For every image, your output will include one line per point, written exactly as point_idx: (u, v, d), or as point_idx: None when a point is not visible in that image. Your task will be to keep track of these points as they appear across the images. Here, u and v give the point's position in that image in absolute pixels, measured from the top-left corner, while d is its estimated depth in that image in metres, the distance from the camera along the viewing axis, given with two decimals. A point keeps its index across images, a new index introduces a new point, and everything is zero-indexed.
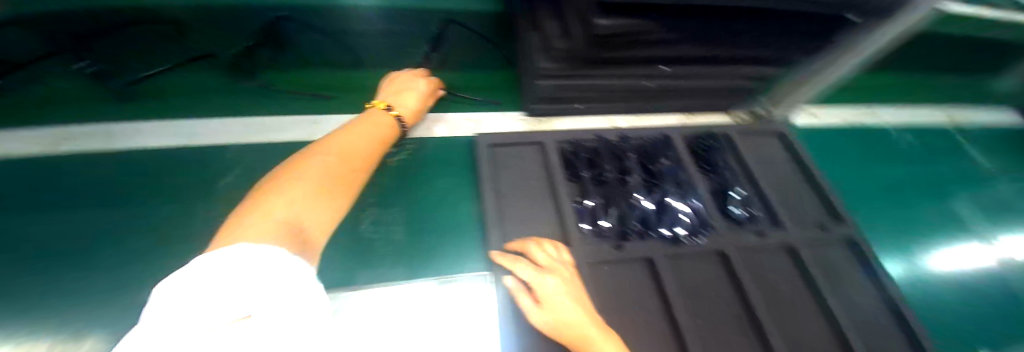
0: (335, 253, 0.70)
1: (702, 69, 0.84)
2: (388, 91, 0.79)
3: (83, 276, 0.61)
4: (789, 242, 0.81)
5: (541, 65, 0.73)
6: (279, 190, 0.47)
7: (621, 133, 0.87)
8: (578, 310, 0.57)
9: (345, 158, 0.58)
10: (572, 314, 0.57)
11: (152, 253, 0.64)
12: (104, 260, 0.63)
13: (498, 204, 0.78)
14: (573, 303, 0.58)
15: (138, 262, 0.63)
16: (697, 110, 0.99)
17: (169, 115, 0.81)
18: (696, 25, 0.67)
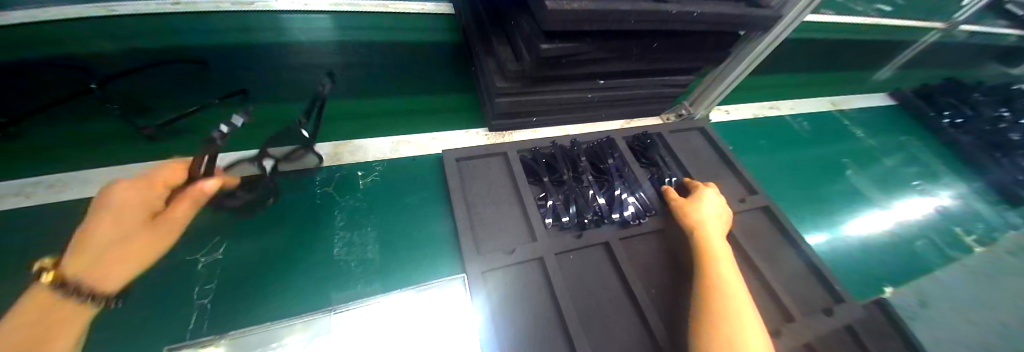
0: (309, 280, 0.71)
1: (634, 80, 1.00)
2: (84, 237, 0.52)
3: None
4: None
5: (498, 84, 0.85)
6: None
7: (573, 139, 0.99)
8: (738, 283, 0.69)
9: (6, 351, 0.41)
10: (738, 285, 0.68)
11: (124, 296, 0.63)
12: None
13: (470, 211, 0.85)
14: (733, 277, 0.69)
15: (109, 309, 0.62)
16: (634, 117, 1.16)
17: (131, 159, 0.81)
18: (620, 44, 0.83)
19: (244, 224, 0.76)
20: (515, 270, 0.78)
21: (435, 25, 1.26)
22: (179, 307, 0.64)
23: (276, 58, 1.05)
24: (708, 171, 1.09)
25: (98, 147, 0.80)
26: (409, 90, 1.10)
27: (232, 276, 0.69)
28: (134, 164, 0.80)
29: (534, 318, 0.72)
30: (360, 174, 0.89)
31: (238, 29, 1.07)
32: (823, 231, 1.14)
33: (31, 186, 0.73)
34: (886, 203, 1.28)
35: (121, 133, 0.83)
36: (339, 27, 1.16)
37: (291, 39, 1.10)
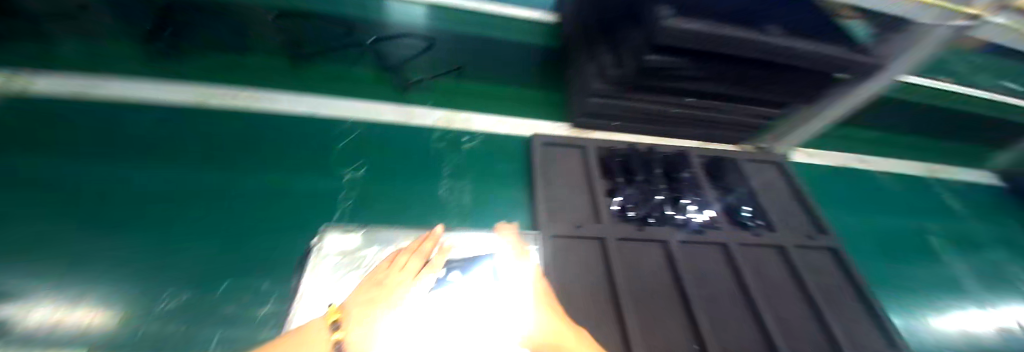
0: (414, 210, 0.91)
1: (719, 103, 1.05)
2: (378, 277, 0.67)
3: (243, 231, 0.81)
4: (782, 245, 0.97)
5: (595, 86, 1.00)
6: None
7: (651, 146, 1.08)
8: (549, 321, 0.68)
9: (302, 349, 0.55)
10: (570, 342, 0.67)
11: (293, 220, 0.85)
12: (257, 223, 0.83)
13: (546, 188, 0.98)
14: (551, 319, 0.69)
15: (282, 232, 0.82)
16: (712, 140, 1.20)
17: (310, 94, 1.13)
18: (717, 66, 0.91)
19: (384, 158, 1.01)
20: (577, 244, 0.88)
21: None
22: (332, 207, 0.88)
23: None
24: (779, 205, 1.08)
25: (291, 76, 1.13)
26: (508, 81, 1.30)
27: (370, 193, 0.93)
28: (313, 98, 1.12)
29: (586, 286, 0.81)
30: (463, 139, 1.10)
31: None
32: (905, 312, 1.04)
33: (257, 99, 1.09)
34: (991, 303, 1.13)
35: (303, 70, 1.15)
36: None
37: None
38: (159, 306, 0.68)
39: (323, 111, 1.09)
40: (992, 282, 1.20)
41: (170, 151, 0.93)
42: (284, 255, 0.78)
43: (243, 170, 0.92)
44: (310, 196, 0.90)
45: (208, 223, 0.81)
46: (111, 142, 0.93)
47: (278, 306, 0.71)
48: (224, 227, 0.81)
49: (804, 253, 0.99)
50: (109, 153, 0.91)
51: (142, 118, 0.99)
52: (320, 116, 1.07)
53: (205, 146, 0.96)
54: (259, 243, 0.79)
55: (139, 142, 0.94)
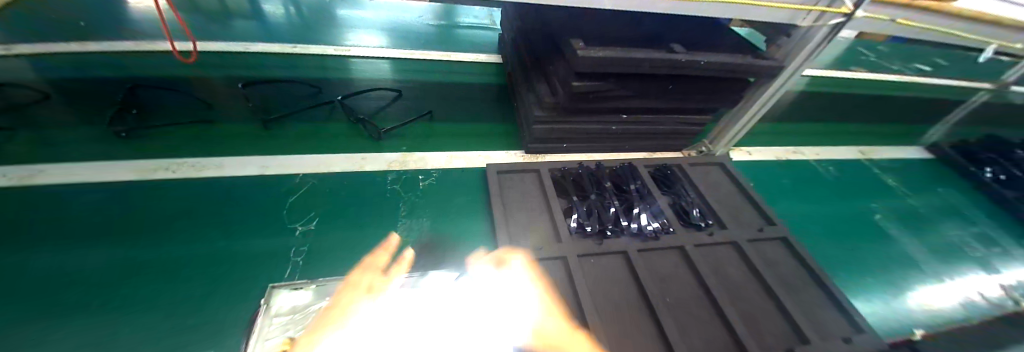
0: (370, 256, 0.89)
1: (652, 117, 1.14)
2: None
3: (187, 302, 0.77)
4: (735, 241, 1.01)
5: (536, 114, 1.06)
6: None
7: (599, 163, 1.14)
8: None
9: None
10: None
11: (241, 282, 0.81)
12: (202, 291, 0.79)
13: (505, 214, 1.00)
14: None
15: (231, 296, 0.79)
16: (657, 150, 1.27)
17: (258, 152, 1.12)
18: (638, 85, 1.01)
19: (339, 207, 1.00)
20: (540, 266, 0.89)
21: (471, 69, 1.60)
22: (283, 263, 0.85)
23: (367, 92, 1.40)
24: (728, 202, 1.14)
25: (239, 141, 1.14)
26: (461, 119, 1.35)
27: (322, 245, 0.90)
28: (262, 156, 1.11)
29: (551, 308, 0.80)
30: (420, 178, 1.12)
31: (343, 76, 1.46)
32: (859, 297, 1.08)
33: (201, 166, 1.06)
34: (936, 272, 1.20)
35: (256, 132, 1.18)
36: (395, 69, 1.54)
37: (378, 81, 1.46)
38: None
39: (271, 168, 1.08)
40: (934, 249, 1.29)
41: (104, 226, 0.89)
42: (230, 324, 0.74)
43: (187, 236, 0.89)
44: (261, 254, 0.87)
45: (147, 297, 0.77)
46: (38, 223, 0.87)
47: None
48: (164, 300, 0.77)
49: (757, 246, 1.03)
50: (33, 236, 0.85)
51: (70, 195, 0.94)
52: (268, 173, 1.06)
53: (145, 216, 0.92)
54: (205, 313, 0.76)
55: (70, 219, 0.89)
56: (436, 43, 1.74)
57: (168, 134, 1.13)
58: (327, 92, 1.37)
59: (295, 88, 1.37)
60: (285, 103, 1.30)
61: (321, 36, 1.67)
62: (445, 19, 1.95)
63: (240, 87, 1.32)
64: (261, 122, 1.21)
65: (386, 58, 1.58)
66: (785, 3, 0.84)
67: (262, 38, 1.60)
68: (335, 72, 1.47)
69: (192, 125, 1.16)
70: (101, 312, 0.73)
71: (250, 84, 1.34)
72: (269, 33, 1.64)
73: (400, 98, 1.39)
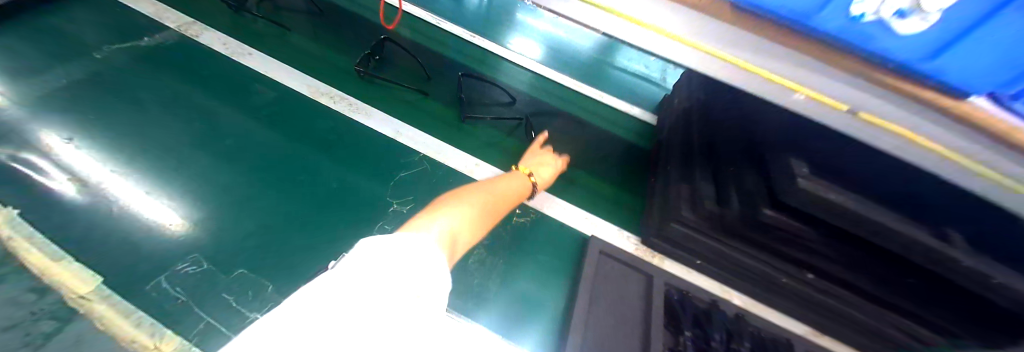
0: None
1: (848, 295, 0.80)
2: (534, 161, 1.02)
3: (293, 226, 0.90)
4: None
5: (684, 213, 0.84)
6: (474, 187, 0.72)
7: (740, 312, 0.84)
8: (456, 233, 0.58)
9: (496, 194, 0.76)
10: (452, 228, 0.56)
11: (332, 233, 0.90)
12: (305, 224, 0.90)
13: (590, 311, 0.79)
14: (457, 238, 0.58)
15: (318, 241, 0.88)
16: (825, 332, 0.89)
17: (399, 117, 1.20)
18: (855, 251, 0.72)
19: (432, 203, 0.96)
20: None
21: (619, 119, 1.39)
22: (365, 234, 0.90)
23: (513, 98, 1.35)
24: None
25: (391, 101, 1.24)
26: (591, 166, 1.18)
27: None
28: (400, 122, 1.18)
29: None
30: (518, 211, 0.99)
31: (501, 74, 1.45)
32: None
33: (352, 110, 1.18)
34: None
35: (404, 99, 1.25)
36: (550, 86, 1.46)
37: (528, 92, 1.40)
38: (182, 267, 0.78)
39: (404, 137, 1.13)
40: None
41: (278, 131, 1.09)
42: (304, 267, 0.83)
43: (319, 167, 1.02)
44: (357, 215, 0.94)
45: (267, 206, 0.92)
46: (245, 109, 1.12)
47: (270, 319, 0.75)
48: (270, 217, 0.90)
49: None
50: (242, 117, 1.10)
51: (271, 93, 1.18)
52: (399, 139, 1.12)
53: (304, 136, 1.09)
54: (301, 248, 0.86)
55: (260, 113, 1.13)
56: (592, 80, 1.55)
57: (346, 76, 1.30)
58: (476, 86, 1.37)
59: (455, 69, 1.41)
60: (439, 79, 1.36)
61: (492, 32, 1.66)
62: (611, 56, 1.72)
63: (414, 52, 1.43)
64: (413, 90, 1.29)
65: (541, 76, 1.49)
66: None
67: (447, 17, 1.67)
68: (495, 68, 1.47)
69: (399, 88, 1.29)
70: (236, 200, 0.91)
71: (424, 52, 1.45)
72: (453, 13, 1.71)
73: (545, 116, 1.31)
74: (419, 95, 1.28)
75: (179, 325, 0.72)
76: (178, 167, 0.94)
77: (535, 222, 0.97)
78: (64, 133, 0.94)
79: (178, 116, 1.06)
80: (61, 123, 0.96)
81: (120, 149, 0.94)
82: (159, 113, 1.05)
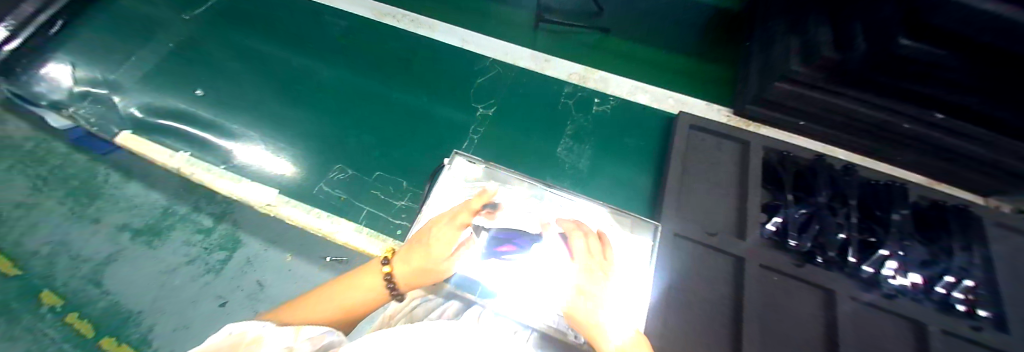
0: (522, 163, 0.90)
1: (989, 133, 0.73)
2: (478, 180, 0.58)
3: (395, 136, 0.96)
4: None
5: (794, 67, 0.78)
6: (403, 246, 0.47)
7: (847, 165, 0.81)
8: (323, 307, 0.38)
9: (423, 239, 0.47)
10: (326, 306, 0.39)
11: (436, 139, 0.96)
12: (406, 134, 0.96)
13: (683, 179, 0.82)
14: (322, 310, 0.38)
15: (429, 147, 0.95)
16: (943, 179, 0.85)
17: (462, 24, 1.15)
18: None
19: (514, 106, 1.00)
20: (702, 252, 0.74)
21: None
22: (464, 136, 0.96)
23: None
24: None
25: (449, 7, 1.18)
26: (670, 44, 1.09)
27: (495, 138, 0.95)
28: (463, 29, 1.14)
29: (703, 303, 0.69)
30: (597, 101, 1.00)
31: None
32: None
33: (415, 23, 1.15)
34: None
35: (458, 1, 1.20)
36: None
37: None
38: (333, 175, 0.89)
39: (471, 44, 1.11)
40: None
41: (355, 52, 1.11)
42: (420, 165, 0.92)
43: (401, 91, 1.04)
44: (449, 127, 0.98)
45: (365, 124, 0.98)
46: (313, 43, 1.12)
47: (413, 203, 0.86)
48: (374, 131, 0.97)
49: None
50: (311, 45, 1.12)
51: (333, 16, 1.17)
52: (467, 46, 1.11)
53: (377, 53, 1.10)
54: (410, 152, 0.94)
55: (331, 43, 1.13)
56: None
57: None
58: None
59: None
60: None
61: None
62: None
63: None
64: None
65: None
66: None
67: None
68: None
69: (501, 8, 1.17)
70: (339, 132, 0.96)
71: None
72: None
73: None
74: (598, 34, 1.11)
75: (345, 214, 0.84)
76: (279, 108, 1.00)
77: (617, 110, 0.98)
78: (193, 86, 1.03)
79: (260, 50, 1.11)
80: (174, 71, 1.06)
81: (236, 99, 1.01)
82: (246, 50, 1.11)
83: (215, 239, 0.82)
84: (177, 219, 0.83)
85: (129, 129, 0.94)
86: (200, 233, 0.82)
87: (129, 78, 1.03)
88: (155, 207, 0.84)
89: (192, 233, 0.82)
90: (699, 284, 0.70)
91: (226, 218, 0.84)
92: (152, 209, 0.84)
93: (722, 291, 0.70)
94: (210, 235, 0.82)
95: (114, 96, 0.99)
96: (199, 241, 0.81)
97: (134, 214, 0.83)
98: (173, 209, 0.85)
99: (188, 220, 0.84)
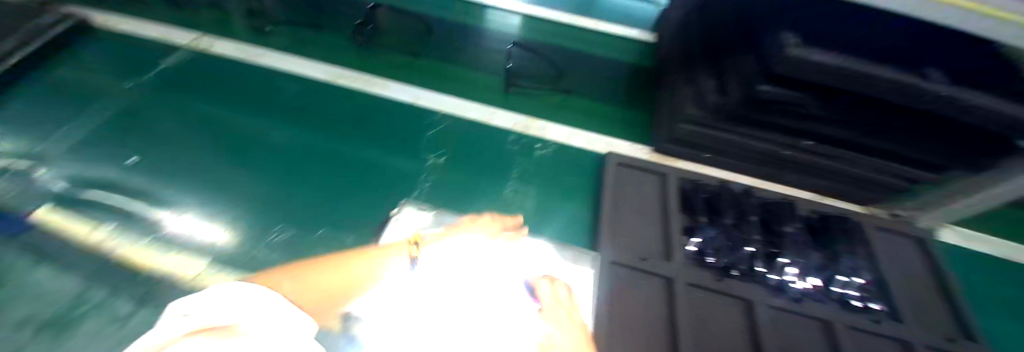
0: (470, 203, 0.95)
1: (846, 153, 0.89)
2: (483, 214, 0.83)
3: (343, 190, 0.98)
4: (907, 343, 0.74)
5: (689, 111, 0.93)
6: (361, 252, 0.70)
7: (747, 188, 0.94)
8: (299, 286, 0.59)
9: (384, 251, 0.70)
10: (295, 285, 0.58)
11: (384, 191, 0.98)
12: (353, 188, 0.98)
13: (616, 211, 0.91)
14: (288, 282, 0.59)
15: (376, 199, 0.97)
16: (829, 193, 1.00)
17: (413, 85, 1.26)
18: (850, 108, 0.79)
19: (461, 154, 1.07)
20: (636, 277, 0.80)
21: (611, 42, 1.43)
22: (413, 186, 1.00)
23: None
24: (915, 292, 0.83)
25: (400, 71, 1.31)
26: (596, 95, 1.26)
27: (443, 185, 1.00)
28: (415, 88, 1.25)
29: (642, 328, 0.73)
30: (537, 146, 1.10)
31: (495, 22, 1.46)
32: None
33: (368, 86, 1.24)
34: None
35: (407, 65, 1.31)
36: None
37: None
38: (275, 235, 0.88)
39: (422, 100, 1.21)
40: None
41: (305, 113, 1.15)
42: (367, 218, 0.93)
43: (350, 148, 1.08)
44: (398, 179, 1.01)
45: (312, 182, 0.99)
46: (262, 108, 1.16)
47: None
48: (323, 187, 0.99)
49: None
50: (260, 109, 1.15)
51: (284, 81, 1.23)
52: (418, 103, 1.20)
53: (326, 114, 1.16)
54: (358, 205, 0.96)
55: (281, 105, 1.17)
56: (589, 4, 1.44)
57: (349, 53, 1.34)
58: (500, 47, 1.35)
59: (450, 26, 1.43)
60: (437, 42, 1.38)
61: None
62: None
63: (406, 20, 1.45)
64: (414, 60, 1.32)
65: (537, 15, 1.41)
66: None
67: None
68: None
69: (446, 69, 1.30)
70: (286, 191, 0.97)
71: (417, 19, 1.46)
72: None
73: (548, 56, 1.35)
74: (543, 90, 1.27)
75: None
76: (224, 170, 1.01)
77: (556, 153, 1.08)
78: (128, 156, 1.01)
79: (206, 116, 1.12)
80: (108, 142, 1.04)
81: (176, 166, 1.00)
82: (191, 117, 1.12)
83: (134, 327, 0.72)
84: (90, 307, 0.75)
85: (47, 205, 0.89)
86: (115, 322, 0.72)
87: (55, 152, 0.99)
88: (62, 293, 0.77)
89: (108, 323, 0.72)
90: (637, 310, 0.75)
91: (149, 301, 0.75)
92: (54, 298, 0.76)
93: (658, 315, 0.75)
94: (127, 324, 0.72)
95: (35, 169, 0.95)
96: (114, 332, 0.71)
97: (32, 307, 0.75)
98: (87, 296, 0.76)
99: (104, 307, 0.75)
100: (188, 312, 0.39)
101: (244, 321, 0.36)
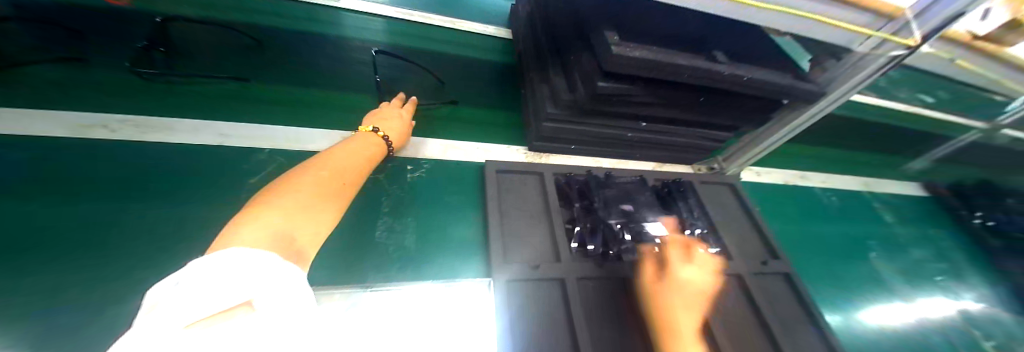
0: (329, 252, 0.78)
1: (673, 128, 1.06)
2: (374, 118, 0.87)
3: (104, 290, 0.63)
4: (739, 273, 0.93)
5: (549, 110, 0.96)
6: (302, 173, 0.58)
7: (608, 171, 1.04)
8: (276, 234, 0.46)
9: (336, 173, 0.61)
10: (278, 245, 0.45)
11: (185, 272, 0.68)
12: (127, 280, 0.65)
13: (502, 222, 0.89)
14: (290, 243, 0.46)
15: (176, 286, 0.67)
16: (667, 162, 1.19)
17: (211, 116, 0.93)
18: (669, 91, 0.93)
19: None
20: (533, 287, 0.80)
21: (467, 42, 1.40)
22: None
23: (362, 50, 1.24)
24: (735, 228, 1.06)
25: (190, 97, 0.94)
26: (463, 99, 1.21)
27: None
28: (216, 121, 0.92)
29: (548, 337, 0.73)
30: (408, 168, 0.99)
31: (332, 28, 1.27)
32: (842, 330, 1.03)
33: (136, 126, 0.86)
34: (910, 299, 1.18)
35: (208, 90, 0.98)
36: (392, 30, 1.34)
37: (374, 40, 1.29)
38: None
39: (230, 139, 0.89)
40: (932, 300, 1.20)
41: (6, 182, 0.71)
42: None
43: (114, 218, 0.72)
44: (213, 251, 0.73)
45: (41, 286, 0.61)
46: None
47: None
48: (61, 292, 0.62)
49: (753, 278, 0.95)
50: None
51: None
52: (224, 142, 0.88)
53: (57, 178, 0.74)
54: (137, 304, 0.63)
55: None
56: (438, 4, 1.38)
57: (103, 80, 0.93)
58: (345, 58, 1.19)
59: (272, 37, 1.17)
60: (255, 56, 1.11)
61: None
62: None
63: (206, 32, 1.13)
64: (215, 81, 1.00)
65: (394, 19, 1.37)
66: (849, 25, 0.72)
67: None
68: (322, 22, 1.28)
69: (274, 90, 1.04)
70: None
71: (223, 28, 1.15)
72: None
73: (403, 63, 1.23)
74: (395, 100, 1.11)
75: None
76: None
77: (430, 172, 1.00)
78: None
79: None
80: None
81: None
82: None
83: None
84: None
85: None
86: None
87: None
88: None
89: None
90: (540, 320, 0.75)
91: None
92: None
93: (560, 318, 0.77)
94: None
95: None
96: None
97: None
98: None
99: None
100: (176, 282, 0.34)
101: (279, 283, 0.38)
